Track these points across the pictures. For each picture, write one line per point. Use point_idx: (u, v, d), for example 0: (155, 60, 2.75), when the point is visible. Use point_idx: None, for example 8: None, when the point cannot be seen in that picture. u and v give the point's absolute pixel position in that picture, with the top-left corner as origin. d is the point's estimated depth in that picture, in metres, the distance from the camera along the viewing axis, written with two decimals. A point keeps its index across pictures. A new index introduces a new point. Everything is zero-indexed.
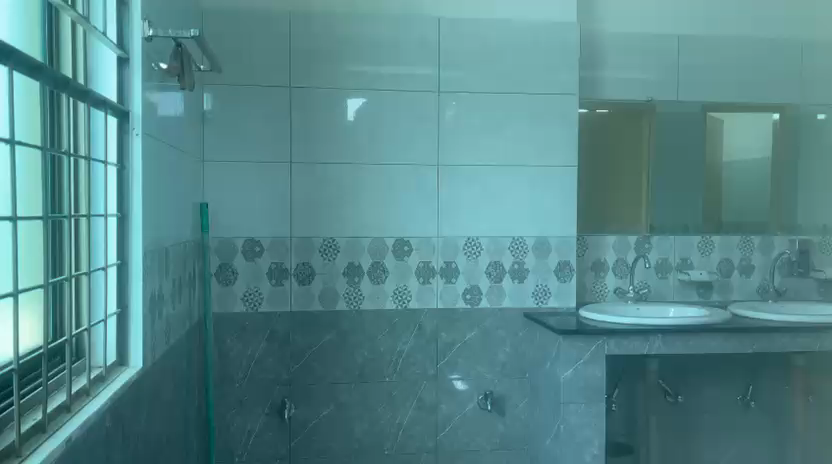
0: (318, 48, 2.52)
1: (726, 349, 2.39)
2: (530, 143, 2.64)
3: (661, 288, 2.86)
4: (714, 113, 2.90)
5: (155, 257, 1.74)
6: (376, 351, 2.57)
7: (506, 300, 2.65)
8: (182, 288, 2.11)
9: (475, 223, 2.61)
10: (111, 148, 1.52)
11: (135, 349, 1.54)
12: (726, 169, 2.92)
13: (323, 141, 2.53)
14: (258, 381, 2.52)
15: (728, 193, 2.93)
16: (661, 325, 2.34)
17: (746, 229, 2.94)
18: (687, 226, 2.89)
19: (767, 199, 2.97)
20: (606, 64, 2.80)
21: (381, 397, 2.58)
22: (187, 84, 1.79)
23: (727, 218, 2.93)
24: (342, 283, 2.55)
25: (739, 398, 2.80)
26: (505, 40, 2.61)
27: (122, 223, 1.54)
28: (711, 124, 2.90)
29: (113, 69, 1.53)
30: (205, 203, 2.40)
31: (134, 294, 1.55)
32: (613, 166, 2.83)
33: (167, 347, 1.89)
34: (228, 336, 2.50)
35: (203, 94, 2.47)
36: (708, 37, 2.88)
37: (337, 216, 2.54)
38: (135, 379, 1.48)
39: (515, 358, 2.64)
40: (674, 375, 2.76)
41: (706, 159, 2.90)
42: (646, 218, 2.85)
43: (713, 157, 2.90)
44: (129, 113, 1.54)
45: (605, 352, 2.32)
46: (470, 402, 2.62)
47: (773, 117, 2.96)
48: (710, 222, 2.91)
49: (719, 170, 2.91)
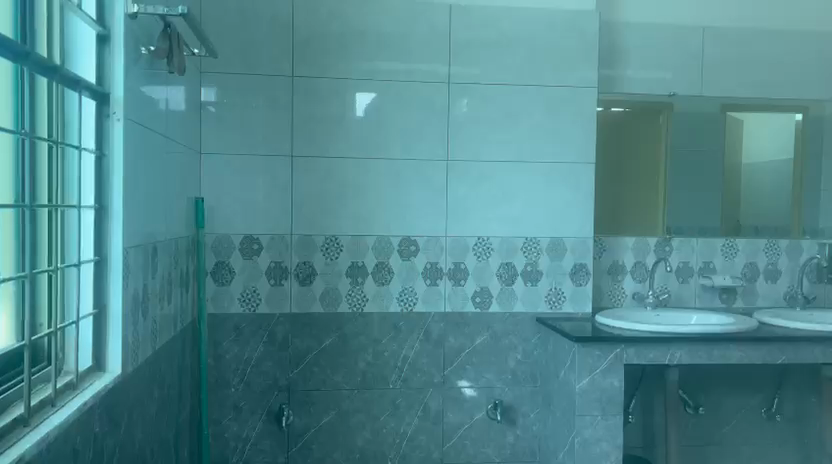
0: (321, 36, 2.39)
1: (753, 359, 2.24)
2: (545, 138, 2.49)
3: (682, 293, 2.71)
4: (733, 113, 2.73)
5: (141, 254, 1.62)
6: (379, 356, 2.44)
7: (518, 304, 2.51)
8: (173, 287, 1.98)
9: (487, 223, 2.47)
10: (88, 134, 1.40)
11: (113, 352, 1.42)
12: (744, 172, 2.73)
13: (325, 135, 2.40)
14: (255, 386, 2.39)
15: (747, 195, 2.75)
16: (682, 333, 2.20)
17: (765, 232, 2.77)
18: (705, 228, 2.73)
19: (790, 200, 2.79)
20: (625, 58, 2.66)
21: (385, 404, 2.45)
22: (178, 71, 1.66)
23: (747, 221, 2.76)
24: (345, 284, 2.42)
25: (763, 410, 2.64)
26: (520, 29, 2.47)
27: (100, 215, 1.42)
28: (729, 125, 2.73)
29: (92, 46, 1.40)
30: (201, 198, 2.27)
31: (115, 294, 1.43)
32: (630, 168, 2.67)
33: (154, 351, 1.76)
34: (224, 337, 2.38)
35: (201, 87, 2.34)
36: (734, 29, 2.73)
37: (339, 213, 2.40)
38: (110, 385, 1.36)
39: (527, 365, 2.50)
40: (695, 385, 2.61)
41: (726, 160, 2.72)
42: (662, 221, 2.70)
43: (730, 160, 2.72)
44: (109, 96, 1.42)
45: (623, 361, 2.17)
46: (479, 411, 2.48)
47: (795, 117, 2.79)
48: (729, 225, 2.74)
49: (737, 175, 2.73)
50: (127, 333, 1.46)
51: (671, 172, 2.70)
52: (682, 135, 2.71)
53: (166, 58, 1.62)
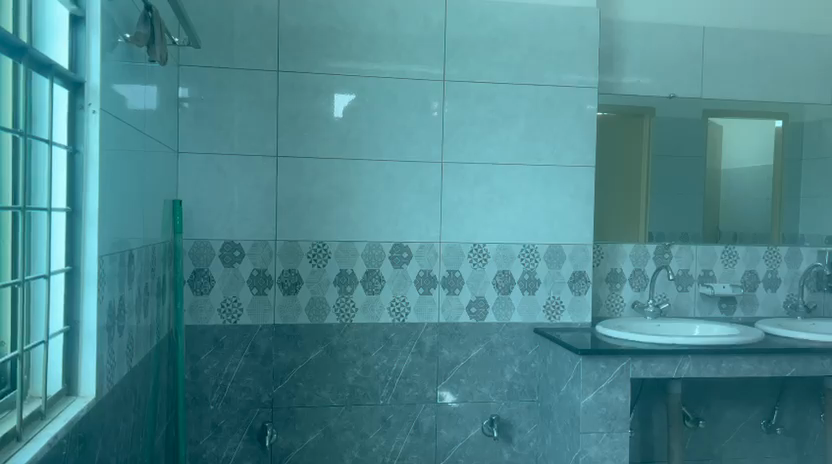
0: (312, 28, 2.25)
1: (762, 372, 2.15)
2: (544, 140, 2.38)
3: (681, 302, 2.62)
4: (714, 118, 2.65)
5: (115, 263, 1.46)
6: (369, 370, 2.29)
7: (515, 315, 2.39)
8: (149, 297, 1.82)
9: (482, 228, 2.35)
10: (60, 129, 1.24)
11: (87, 374, 1.26)
12: (724, 177, 2.65)
13: (313, 134, 2.25)
14: (235, 404, 2.23)
15: (725, 205, 2.66)
16: (690, 346, 2.10)
17: (743, 239, 2.69)
18: (685, 234, 2.63)
19: (768, 206, 2.71)
20: (624, 59, 2.57)
21: (375, 421, 2.30)
22: (160, 60, 1.51)
23: (727, 228, 2.67)
24: (333, 293, 2.27)
25: (763, 422, 2.56)
26: (519, 26, 2.36)
27: (72, 218, 1.26)
28: (711, 133, 2.64)
29: (65, 27, 1.24)
30: (178, 201, 2.10)
31: (87, 308, 1.26)
32: (629, 174, 2.58)
33: (130, 369, 1.59)
34: (201, 351, 2.21)
35: (179, 81, 2.17)
36: (734, 30, 2.66)
37: (326, 218, 2.26)
38: (83, 412, 1.20)
39: (523, 378, 2.38)
40: (696, 398, 2.52)
41: (710, 166, 2.63)
42: (645, 227, 2.60)
43: (711, 164, 2.63)
44: (84, 85, 1.26)
45: (629, 376, 2.06)
46: (474, 427, 2.36)
47: (775, 124, 2.71)
48: (709, 230, 2.65)
49: (718, 179, 2.64)
50: (101, 352, 1.30)
51: (670, 177, 2.61)
52: (680, 138, 2.62)
53: (147, 46, 1.46)
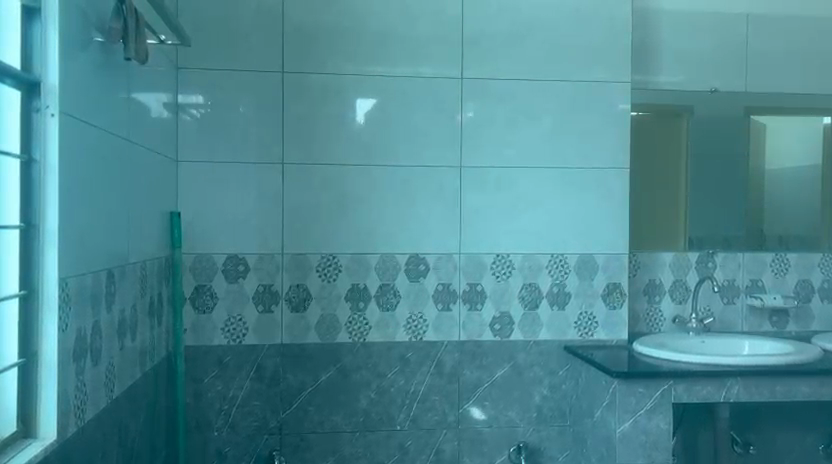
0: (317, 27, 2.09)
1: (823, 396, 1.92)
2: (572, 141, 2.19)
3: (727, 316, 2.40)
4: (755, 115, 2.41)
5: (92, 284, 1.31)
6: (384, 392, 2.12)
7: (543, 332, 2.19)
8: (140, 318, 1.67)
9: (506, 237, 2.16)
10: (13, 135, 1.10)
11: (46, 413, 1.11)
12: (768, 178, 2.41)
13: (322, 139, 2.09)
14: (241, 429, 2.07)
15: (772, 207, 2.43)
16: (739, 366, 1.88)
17: (791, 245, 2.45)
18: (727, 240, 2.41)
19: (819, 208, 2.46)
20: (660, 51, 2.37)
21: (391, 449, 2.13)
22: (137, 58, 1.35)
23: (774, 233, 2.43)
24: (344, 310, 2.11)
25: (821, 447, 2.32)
26: (544, 17, 2.17)
27: (28, 235, 1.11)
28: (753, 130, 2.40)
29: (15, 19, 1.10)
30: (177, 212, 1.96)
31: (46, 338, 1.11)
32: (666, 175, 2.36)
33: (112, 398, 1.44)
34: (205, 373, 2.06)
35: (178, 85, 2.03)
36: (781, 17, 2.43)
37: (337, 229, 2.09)
38: (39, 457, 1.05)
39: (554, 401, 2.19)
40: (745, 421, 2.29)
41: (754, 165, 2.40)
42: (684, 233, 2.38)
43: (754, 163, 2.40)
44: (39, 85, 1.11)
45: (671, 401, 1.85)
46: (499, 455, 2.17)
47: (822, 119, 2.46)
48: (753, 237, 2.42)
49: (762, 180, 2.40)
50: (66, 386, 1.15)
51: (710, 178, 2.38)
52: (723, 137, 2.39)
53: (123, 40, 1.31)
